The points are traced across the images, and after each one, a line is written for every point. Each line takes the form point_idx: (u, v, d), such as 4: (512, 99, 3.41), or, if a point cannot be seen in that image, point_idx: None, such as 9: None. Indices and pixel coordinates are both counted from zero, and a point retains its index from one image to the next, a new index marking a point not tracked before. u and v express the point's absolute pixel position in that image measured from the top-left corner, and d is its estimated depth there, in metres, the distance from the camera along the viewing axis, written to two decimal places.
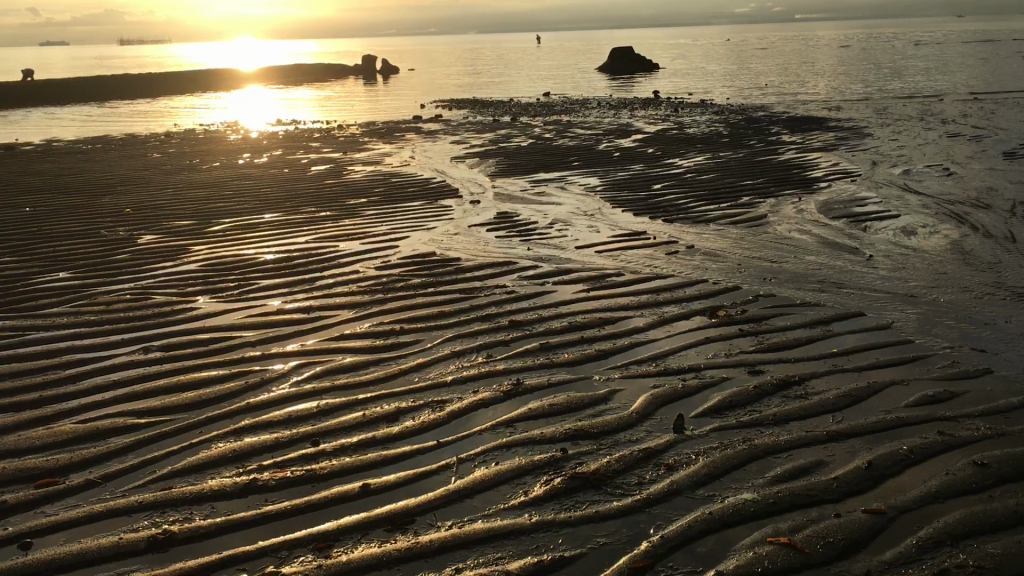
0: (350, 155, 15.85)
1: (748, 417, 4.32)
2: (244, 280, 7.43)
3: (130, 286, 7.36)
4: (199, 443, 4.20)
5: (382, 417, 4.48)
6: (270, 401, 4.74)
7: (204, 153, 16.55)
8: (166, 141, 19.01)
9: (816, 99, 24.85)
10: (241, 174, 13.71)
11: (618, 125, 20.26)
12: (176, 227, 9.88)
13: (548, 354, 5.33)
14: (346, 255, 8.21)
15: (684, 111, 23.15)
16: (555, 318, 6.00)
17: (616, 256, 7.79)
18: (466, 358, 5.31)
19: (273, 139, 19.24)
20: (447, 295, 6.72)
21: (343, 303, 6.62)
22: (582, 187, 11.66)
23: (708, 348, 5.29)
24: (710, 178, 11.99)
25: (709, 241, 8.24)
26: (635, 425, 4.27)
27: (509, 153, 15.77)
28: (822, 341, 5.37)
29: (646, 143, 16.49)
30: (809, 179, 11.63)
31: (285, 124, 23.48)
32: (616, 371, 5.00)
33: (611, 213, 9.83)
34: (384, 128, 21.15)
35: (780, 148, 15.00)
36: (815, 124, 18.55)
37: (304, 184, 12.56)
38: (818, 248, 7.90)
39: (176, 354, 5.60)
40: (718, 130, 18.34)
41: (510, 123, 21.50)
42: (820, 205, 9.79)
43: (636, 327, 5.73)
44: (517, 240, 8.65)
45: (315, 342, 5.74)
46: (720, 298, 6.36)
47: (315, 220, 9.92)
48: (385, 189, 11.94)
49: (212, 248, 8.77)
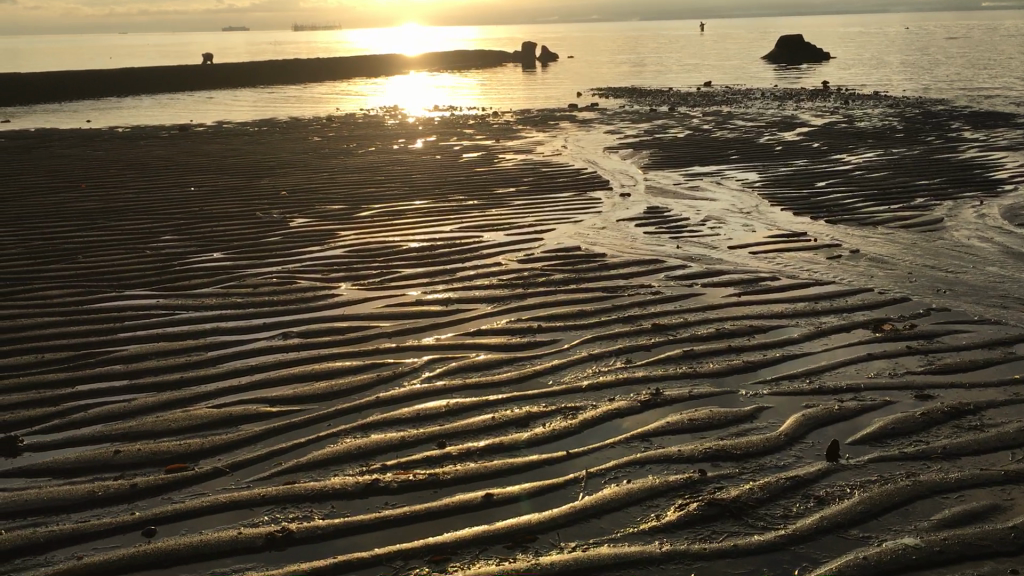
0: (503, 143, 15.82)
1: (912, 448, 3.88)
2: (387, 268, 7.44)
3: (278, 269, 7.52)
4: (326, 437, 4.23)
5: (512, 420, 4.34)
6: (401, 397, 4.70)
7: (362, 138, 16.88)
8: (328, 125, 19.56)
9: (1002, 93, 23.04)
10: (394, 159, 13.89)
11: (782, 118, 19.40)
12: (328, 211, 10.07)
13: (691, 362, 5.03)
14: (489, 246, 8.10)
15: (853, 104, 21.91)
16: (702, 324, 5.68)
17: (772, 258, 7.35)
18: (604, 362, 5.09)
19: (429, 124, 19.51)
20: (589, 292, 6.50)
21: (482, 296, 6.51)
22: (739, 183, 11.15)
23: (869, 367, 4.85)
24: (879, 176, 11.24)
25: (876, 246, 7.64)
26: (783, 449, 3.93)
27: (665, 145, 15.33)
28: (1001, 365, 4.81)
29: (811, 137, 15.67)
30: (992, 181, 10.68)
31: (443, 110, 23.77)
32: (765, 387, 4.64)
33: (769, 211, 9.33)
34: (539, 117, 21.04)
35: (960, 146, 13.92)
36: (1000, 120, 17.16)
37: (455, 171, 12.60)
38: (1000, 259, 7.15)
39: (313, 342, 5.63)
40: (891, 124, 17.25)
41: (667, 113, 20.96)
42: (1003, 210, 8.93)
43: (789, 339, 5.33)
44: (667, 237, 8.33)
45: (451, 336, 5.65)
46: (885, 310, 5.84)
47: (462, 209, 9.88)
48: (535, 178, 11.83)
49: (359, 234, 8.88)
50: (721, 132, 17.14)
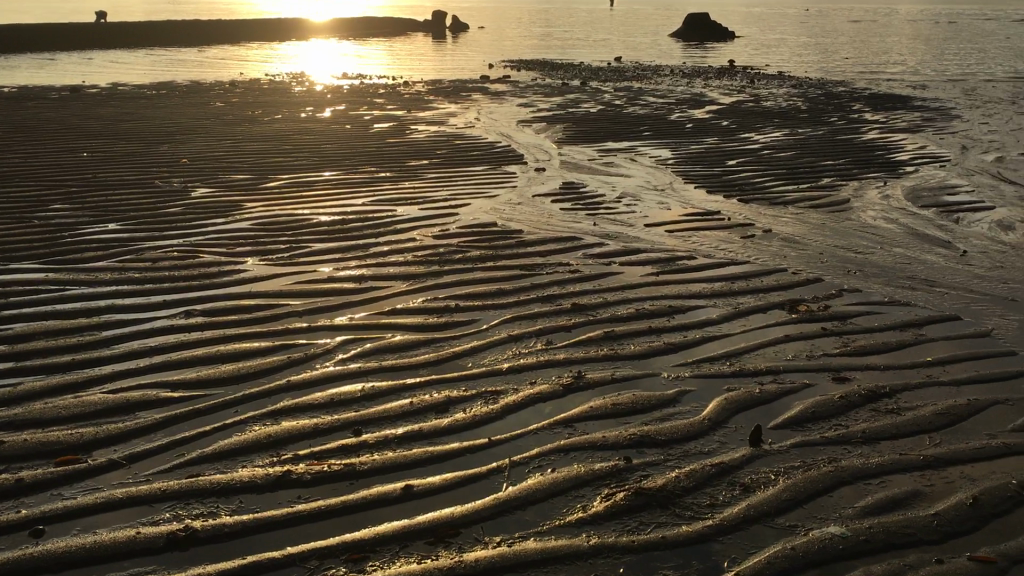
0: (414, 114, 15.52)
1: (833, 432, 3.86)
2: (297, 243, 7.16)
3: (179, 242, 7.15)
4: (234, 425, 4.00)
5: (432, 406, 4.18)
6: (313, 381, 4.49)
7: (268, 105, 16.36)
8: (232, 90, 18.87)
9: (900, 76, 23.72)
10: (302, 128, 13.47)
11: (691, 95, 19.54)
12: (233, 181, 9.67)
13: (612, 344, 4.95)
14: (403, 221, 7.88)
15: (759, 83, 22.23)
16: (621, 304, 5.61)
17: (687, 237, 7.33)
18: (524, 344, 4.97)
19: (337, 92, 19.03)
20: (507, 270, 6.37)
21: (397, 273, 6.30)
22: (652, 160, 11.15)
23: (786, 349, 4.84)
24: (787, 156, 11.38)
25: (788, 226, 7.67)
26: (706, 435, 3.87)
27: (578, 119, 15.28)
28: (914, 347, 4.83)
29: (720, 115, 15.83)
30: (895, 163, 10.90)
31: (352, 78, 23.24)
32: (687, 370, 4.58)
33: (683, 189, 9.33)
34: (451, 88, 20.74)
35: (863, 127, 14.24)
36: (899, 103, 17.64)
37: (366, 142, 12.29)
38: (907, 240, 7.23)
39: (218, 321, 5.35)
40: (796, 104, 17.55)
41: (579, 88, 20.92)
42: (907, 192, 9.11)
43: (708, 320, 5.29)
44: (583, 213, 8.25)
45: (365, 316, 5.45)
46: (799, 291, 5.85)
47: (373, 181, 9.61)
48: (447, 150, 11.62)
49: (266, 206, 8.53)
50: (633, 107, 17.18)
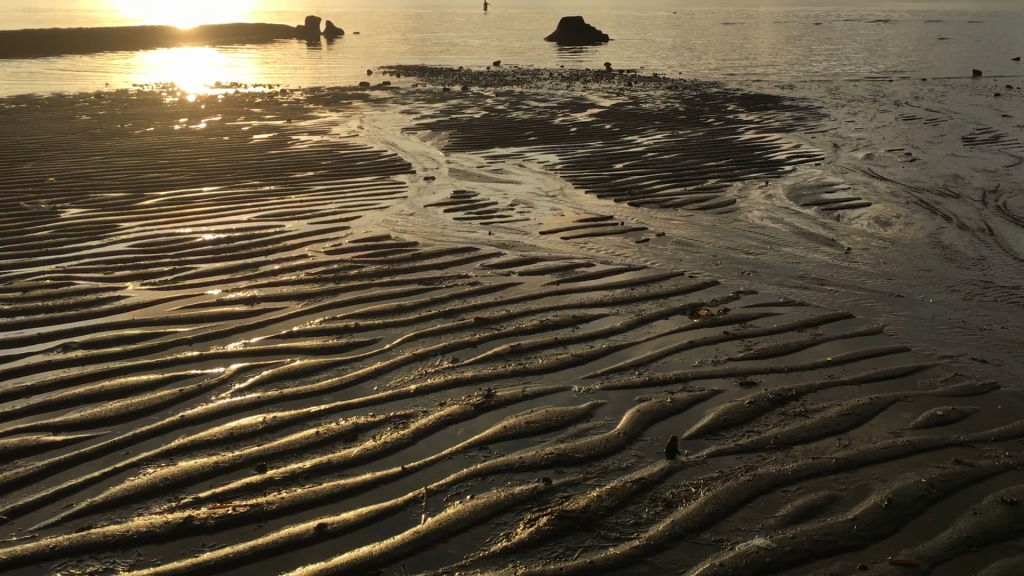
0: (294, 124, 15.13)
1: (747, 439, 3.87)
2: (180, 264, 6.81)
3: (50, 269, 6.71)
4: (126, 468, 3.74)
5: (339, 434, 4.00)
6: (209, 414, 4.25)
7: (138, 117, 15.66)
8: (98, 102, 18.00)
9: (768, 76, 24.58)
10: (176, 141, 12.93)
11: (572, 99, 19.72)
12: (105, 199, 9.17)
13: (519, 358, 4.86)
14: (292, 236, 7.61)
15: (636, 85, 22.63)
16: (524, 316, 5.53)
17: (583, 243, 7.33)
18: (430, 363, 4.83)
19: (211, 103, 18.39)
20: (405, 285, 6.22)
21: (290, 293, 6.07)
22: (541, 166, 11.16)
23: (692, 355, 4.85)
24: (672, 157, 11.58)
25: (680, 229, 7.76)
26: (623, 449, 3.83)
27: (462, 125, 15.19)
28: (813, 347, 4.93)
29: (602, 119, 16.01)
30: (773, 162, 11.22)
31: (225, 87, 22.54)
32: (597, 382, 4.54)
33: (574, 195, 9.35)
34: (329, 95, 20.34)
35: (739, 127, 14.65)
36: (770, 102, 18.24)
37: (246, 154, 11.88)
38: (794, 239, 7.41)
39: (101, 353, 5.01)
40: (673, 106, 17.92)
41: (460, 93, 20.84)
42: (788, 191, 9.37)
43: (612, 329, 5.27)
44: (477, 222, 8.16)
45: (260, 340, 5.21)
46: (698, 295, 5.90)
47: (257, 196, 9.28)
48: (333, 161, 11.35)
49: (144, 225, 8.12)
50: (516, 112, 17.21)
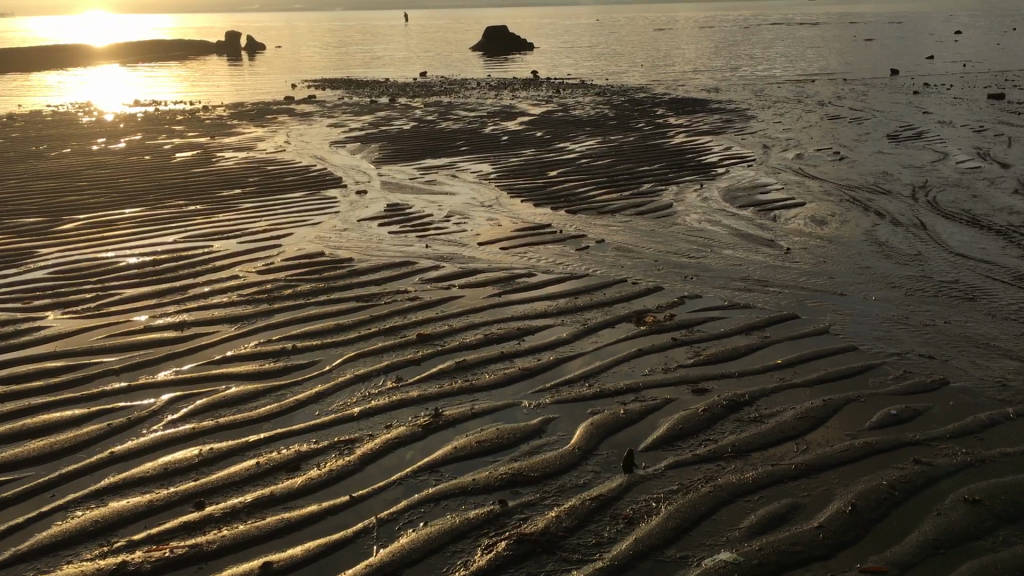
0: (219, 140, 14.77)
1: (703, 449, 3.79)
2: (104, 290, 6.51)
3: None
4: (54, 512, 3.49)
5: (281, 464, 3.80)
6: (141, 449, 4.00)
7: (54, 138, 15.13)
8: (11, 125, 17.36)
9: (694, 80, 24.87)
10: (95, 162, 12.48)
11: (501, 107, 19.66)
12: (21, 225, 8.77)
13: (466, 375, 4.71)
14: (222, 257, 7.35)
15: (564, 93, 22.69)
16: (467, 331, 5.38)
17: (522, 253, 7.21)
18: (372, 383, 4.65)
19: (131, 121, 17.88)
20: (342, 303, 6.02)
21: (223, 316, 5.82)
22: (474, 176, 11.03)
23: (641, 364, 4.76)
24: (605, 163, 11.57)
25: (619, 235, 7.71)
26: (579, 465, 3.71)
27: (392, 137, 15.00)
28: (762, 350, 4.88)
29: (533, 126, 15.96)
30: (705, 165, 11.28)
31: (145, 105, 21.96)
32: (546, 396, 4.41)
33: (509, 204, 9.24)
34: (254, 111, 19.94)
35: (669, 131, 14.73)
36: (698, 106, 18.42)
37: (170, 173, 11.52)
38: (732, 241, 7.40)
39: (21, 389, 4.72)
40: (603, 112, 17.97)
41: (387, 105, 20.62)
42: (723, 193, 9.40)
43: (558, 340, 5.16)
44: (413, 235, 7.99)
45: (191, 368, 4.96)
46: (643, 301, 5.83)
47: (183, 216, 8.97)
48: (261, 177, 11.06)
49: (64, 250, 7.76)
50: (446, 122, 17.08)
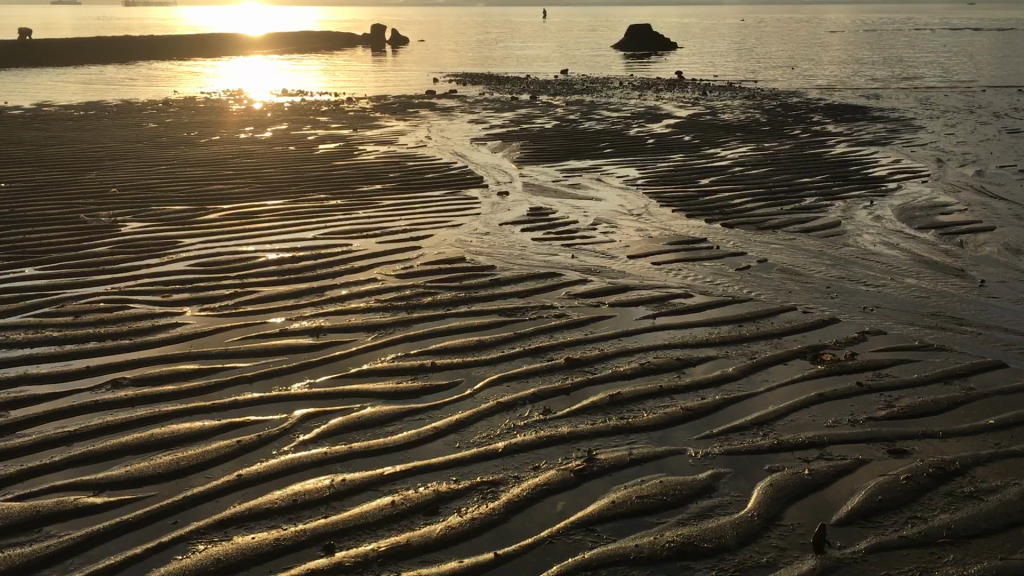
0: (360, 133, 14.69)
1: (911, 531, 3.19)
2: (241, 287, 6.32)
3: (106, 290, 6.27)
4: (175, 542, 3.20)
5: (418, 506, 3.41)
6: (270, 474, 3.68)
7: (204, 125, 15.39)
8: (166, 109, 17.86)
9: (850, 86, 23.60)
10: (241, 150, 12.58)
11: (646, 109, 19.01)
12: (166, 212, 8.79)
13: (623, 411, 4.22)
14: (360, 257, 7.08)
15: (711, 95, 21.83)
16: (621, 357, 4.90)
17: (677, 269, 6.68)
18: (518, 415, 4.21)
19: (277, 110, 18.15)
20: (485, 316, 5.63)
21: (360, 323, 5.52)
22: (621, 181, 10.51)
23: (824, 412, 4.16)
24: (760, 172, 10.87)
25: (784, 254, 7.05)
26: (761, 537, 3.18)
27: (534, 136, 14.59)
28: (967, 407, 4.19)
29: (680, 130, 15.27)
30: (873, 179, 10.40)
31: (291, 94, 22.36)
32: (715, 444, 3.88)
33: (660, 214, 8.68)
34: (396, 104, 19.92)
35: (827, 140, 13.83)
36: (857, 114, 17.31)
37: (312, 165, 11.44)
38: (914, 268, 6.66)
39: (153, 392, 4.51)
40: (753, 117, 17.13)
41: (529, 103, 20.25)
42: (897, 211, 8.58)
43: (724, 376, 4.60)
44: (559, 243, 7.56)
45: (325, 381, 4.65)
46: (818, 334, 5.21)
47: (323, 211, 8.81)
48: (401, 173, 10.86)
49: (205, 241, 7.69)
50: (589, 122, 16.60)
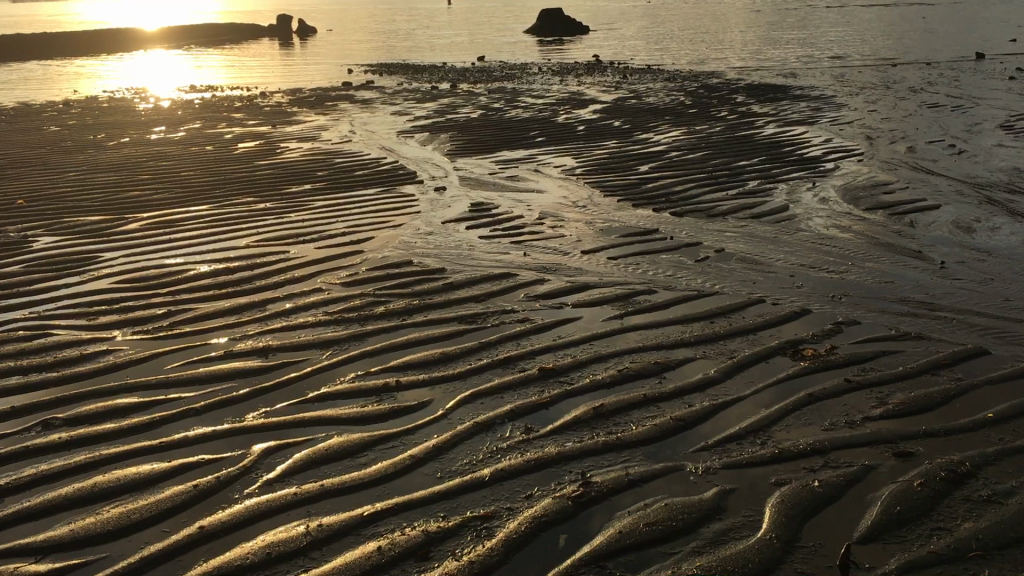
0: (281, 130, 14.12)
1: (938, 545, 3.00)
2: (174, 304, 5.86)
3: (23, 316, 5.74)
4: None
5: (408, 551, 3.09)
6: (235, 524, 3.31)
7: (112, 126, 14.61)
8: (69, 111, 16.94)
9: (767, 65, 23.80)
10: (156, 152, 11.93)
11: (569, 94, 18.79)
12: (82, 224, 8.20)
13: (610, 425, 3.96)
14: (300, 264, 6.68)
15: (632, 78, 21.74)
16: (595, 364, 4.65)
17: (635, 263, 6.46)
18: (499, 436, 3.92)
19: (189, 108, 17.39)
20: (445, 325, 5.31)
21: (311, 339, 5.14)
22: (559, 171, 10.26)
23: (818, 414, 3.98)
24: (698, 157, 10.74)
25: (740, 243, 6.89)
26: (784, 562, 2.95)
27: (461, 126, 14.24)
28: (962, 400, 4.05)
29: (608, 115, 15.09)
30: (810, 159, 10.38)
31: (200, 91, 21.49)
32: (714, 456, 3.65)
33: (605, 204, 8.47)
34: (313, 98, 19.31)
35: (756, 120, 13.83)
36: (780, 93, 17.42)
37: (235, 166, 10.90)
38: (872, 251, 6.57)
39: (92, 430, 4.08)
40: (678, 99, 17.06)
41: (450, 91, 19.85)
42: (842, 192, 8.54)
43: (707, 380, 4.38)
44: (507, 240, 7.28)
45: (282, 408, 4.28)
46: (794, 328, 5.04)
47: (252, 215, 8.34)
48: (330, 171, 10.43)
49: (128, 254, 7.17)
50: (515, 110, 16.31)
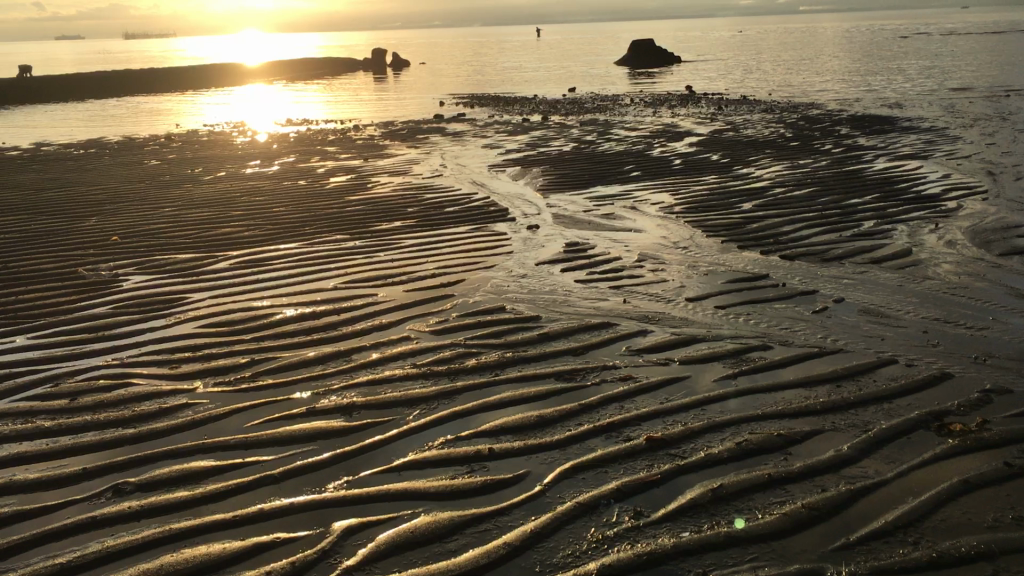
0: (372, 164, 13.98)
1: None
2: (257, 352, 5.60)
3: (105, 362, 5.56)
4: None
5: None
6: None
7: (209, 160, 14.71)
8: (168, 145, 17.20)
9: (870, 95, 22.87)
10: (249, 187, 11.89)
11: (664, 126, 18.31)
12: (172, 261, 8.09)
13: (733, 512, 3.46)
14: (388, 309, 6.37)
15: (728, 109, 21.11)
16: (712, 433, 4.16)
17: (746, 314, 5.94)
18: (606, 521, 3.46)
19: (282, 141, 17.48)
20: (541, 382, 4.88)
21: (397, 396, 4.78)
22: (657, 208, 9.79)
23: (980, 507, 3.42)
24: (805, 194, 10.14)
25: (861, 292, 6.31)
26: None
27: (553, 160, 13.88)
28: None
29: (705, 149, 14.54)
30: (929, 197, 9.67)
31: (295, 124, 21.69)
32: (859, 557, 3.13)
33: (708, 245, 7.96)
34: (405, 130, 19.26)
35: (864, 154, 13.13)
36: (887, 125, 16.58)
37: (326, 201, 10.75)
38: (1014, 303, 5.91)
39: (164, 498, 3.77)
40: (778, 131, 16.38)
41: (541, 124, 19.57)
42: (970, 234, 7.86)
43: (842, 458, 3.85)
44: (605, 285, 6.84)
45: (366, 478, 3.90)
46: (935, 396, 4.46)
47: (341, 254, 8.10)
48: (420, 207, 10.17)
49: (214, 295, 6.99)
50: (608, 143, 15.90)
